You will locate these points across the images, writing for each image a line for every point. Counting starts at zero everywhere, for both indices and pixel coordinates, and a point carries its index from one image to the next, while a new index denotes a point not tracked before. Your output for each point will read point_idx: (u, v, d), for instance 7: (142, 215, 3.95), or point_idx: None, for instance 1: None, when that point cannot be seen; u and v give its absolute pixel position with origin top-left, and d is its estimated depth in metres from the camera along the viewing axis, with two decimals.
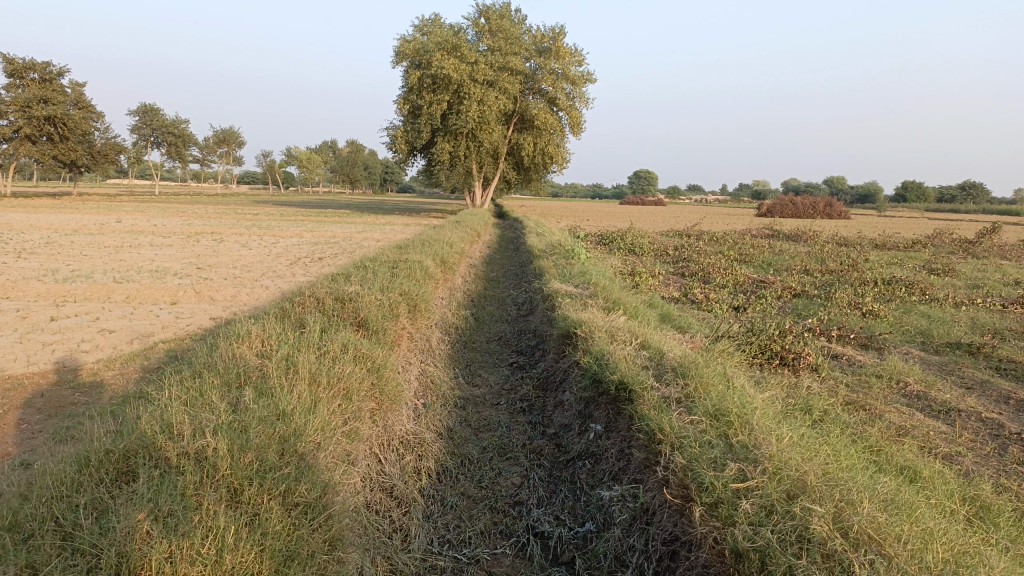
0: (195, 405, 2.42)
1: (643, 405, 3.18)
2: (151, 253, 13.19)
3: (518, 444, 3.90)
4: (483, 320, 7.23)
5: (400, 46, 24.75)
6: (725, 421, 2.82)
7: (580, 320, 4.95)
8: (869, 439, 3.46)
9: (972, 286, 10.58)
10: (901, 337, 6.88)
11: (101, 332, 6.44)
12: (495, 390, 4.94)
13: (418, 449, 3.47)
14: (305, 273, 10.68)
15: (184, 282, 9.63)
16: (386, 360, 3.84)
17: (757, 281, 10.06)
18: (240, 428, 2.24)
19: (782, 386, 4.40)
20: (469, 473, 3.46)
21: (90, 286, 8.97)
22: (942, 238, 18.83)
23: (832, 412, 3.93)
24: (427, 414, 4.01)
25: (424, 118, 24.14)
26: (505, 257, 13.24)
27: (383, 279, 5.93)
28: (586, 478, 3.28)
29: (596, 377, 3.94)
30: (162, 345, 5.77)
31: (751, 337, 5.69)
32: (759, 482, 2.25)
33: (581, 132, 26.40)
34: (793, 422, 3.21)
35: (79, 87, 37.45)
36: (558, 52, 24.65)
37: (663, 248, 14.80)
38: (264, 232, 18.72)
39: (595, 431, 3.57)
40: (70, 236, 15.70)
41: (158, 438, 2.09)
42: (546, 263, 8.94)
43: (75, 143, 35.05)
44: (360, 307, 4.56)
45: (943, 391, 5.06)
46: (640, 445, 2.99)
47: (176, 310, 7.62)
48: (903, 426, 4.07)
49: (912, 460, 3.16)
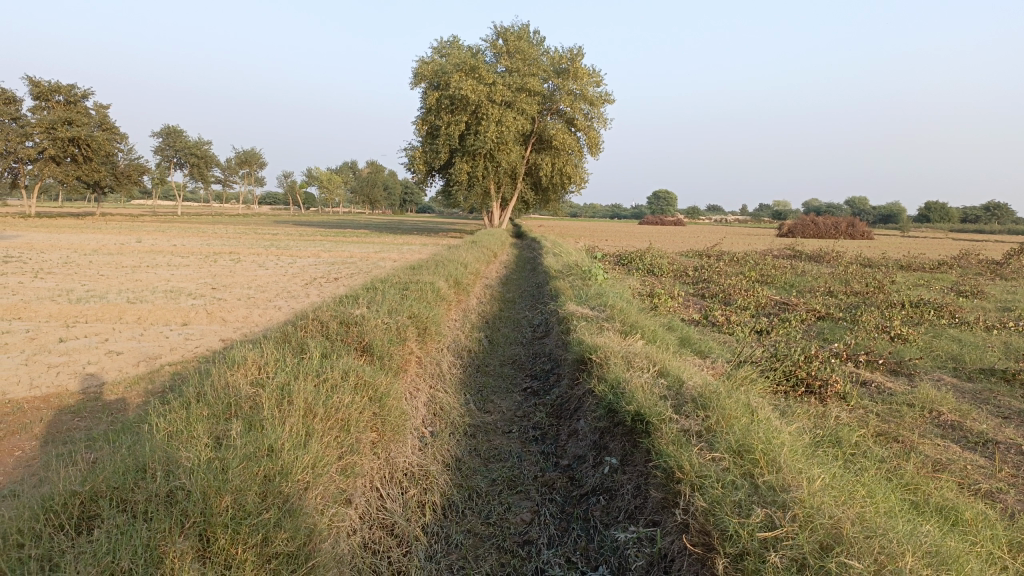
0: (177, 440, 2.26)
1: (661, 439, 2.97)
2: (167, 273, 13.18)
3: (530, 477, 3.70)
4: (498, 343, 7.06)
5: (418, 68, 24.80)
6: (749, 458, 2.61)
7: (595, 345, 4.74)
8: (905, 476, 3.22)
9: (1002, 308, 10.27)
10: (931, 363, 6.62)
11: (109, 355, 6.31)
12: (507, 417, 4.74)
13: (423, 482, 3.28)
14: (319, 293, 10.57)
15: (197, 302, 9.55)
16: (390, 387, 3.65)
17: (780, 302, 9.81)
18: (221, 468, 2.07)
19: (808, 416, 4.18)
20: (477, 509, 3.25)
21: (103, 307, 8.90)
22: (970, 259, 18.44)
23: (862, 447, 3.70)
24: (434, 443, 3.82)
25: (442, 138, 24.17)
26: (522, 277, 13.08)
27: (393, 302, 5.77)
28: (600, 515, 3.07)
29: (611, 408, 3.74)
30: (167, 368, 5.62)
31: (775, 363, 5.46)
32: (789, 532, 2.04)
33: (600, 153, 26.28)
34: (822, 459, 2.99)
35: (103, 109, 37.96)
36: (576, 73, 24.61)
37: (683, 269, 14.59)
38: (281, 252, 18.75)
39: (610, 465, 3.36)
40: (88, 256, 15.76)
41: (127, 479, 1.92)
42: (563, 284, 8.77)
43: (99, 164, 35.46)
44: (365, 331, 4.39)
45: (978, 421, 4.80)
46: (657, 484, 2.78)
47: (187, 331, 7.49)
48: (938, 460, 3.83)
49: (950, 500, 2.94)
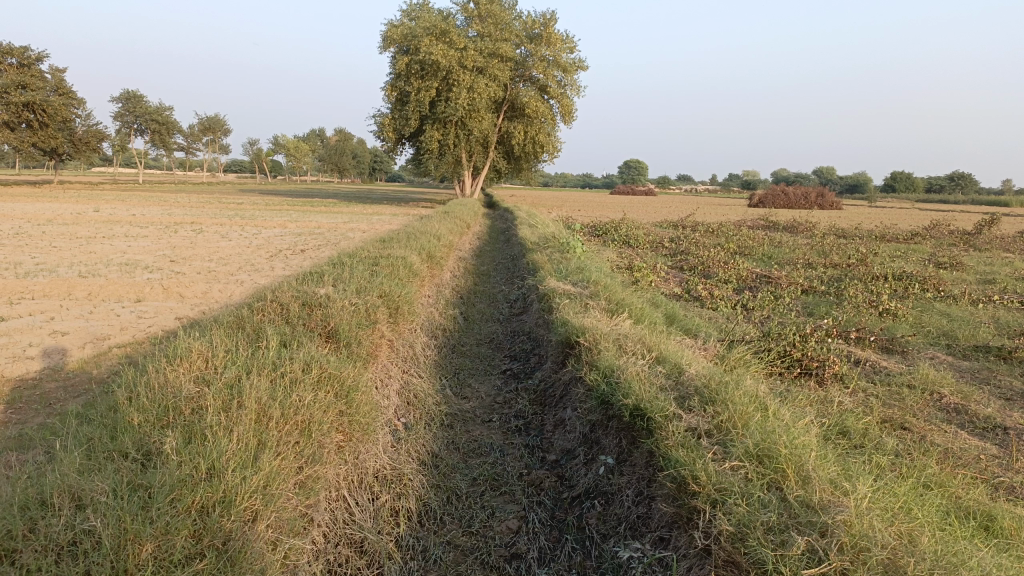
0: (96, 465, 1.86)
1: (665, 440, 2.64)
2: (124, 244, 12.56)
3: (514, 475, 3.34)
4: (474, 320, 6.69)
5: (387, 32, 23.99)
6: (774, 467, 2.28)
7: (582, 326, 4.37)
8: (927, 473, 2.91)
9: (984, 280, 10.10)
10: (924, 340, 6.37)
11: (53, 336, 5.80)
12: (487, 403, 4.38)
13: (397, 486, 2.92)
14: (284, 267, 10.11)
15: (153, 276, 9.02)
16: (358, 379, 3.24)
17: (761, 275, 9.55)
18: (145, 502, 1.68)
19: (810, 403, 3.88)
20: (458, 514, 2.89)
21: (50, 282, 8.32)
22: (941, 230, 18.36)
23: (874, 438, 3.41)
24: (409, 438, 3.45)
25: (412, 105, 23.50)
26: (495, 249, 12.74)
27: (360, 279, 5.33)
28: (596, 524, 2.72)
29: (605, 399, 3.39)
30: (116, 351, 5.14)
31: (769, 342, 5.15)
32: (838, 568, 1.74)
33: (572, 121, 25.77)
34: (845, 462, 2.64)
35: (60, 72, 36.52)
36: (549, 39, 24.00)
37: (659, 240, 14.29)
38: (245, 222, 18.11)
39: (604, 464, 3.02)
40: (41, 226, 14.99)
41: (20, 521, 1.53)
42: (541, 257, 8.40)
43: (55, 130, 34.06)
44: (331, 314, 3.97)
45: (983, 404, 4.52)
46: (666, 495, 2.43)
47: (140, 309, 7.01)
48: (951, 451, 3.54)
49: (982, 502, 2.65)
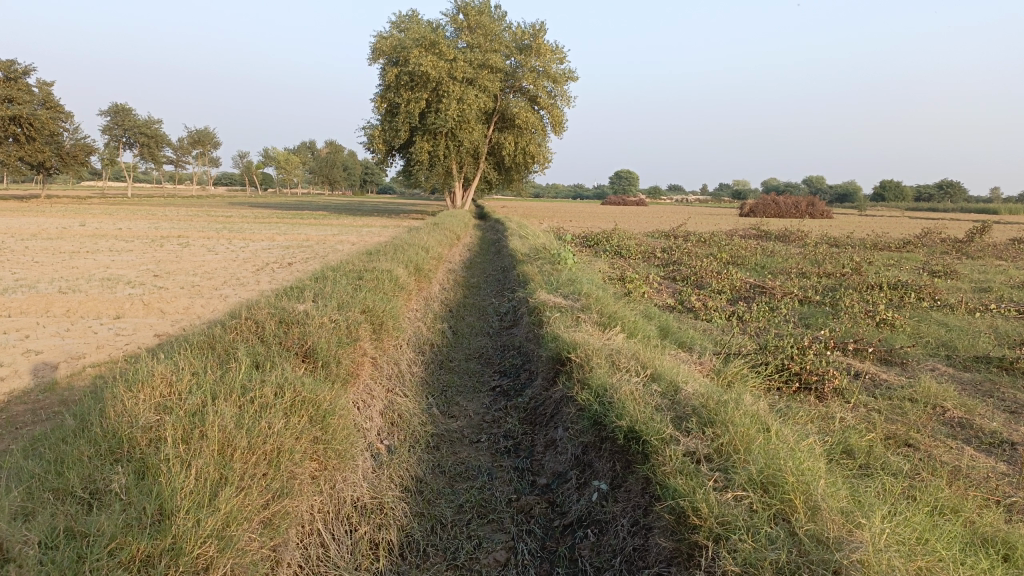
0: (29, 512, 1.67)
1: (662, 465, 2.46)
2: (107, 259, 12.32)
3: (503, 501, 3.16)
4: (463, 334, 6.50)
5: (377, 43, 23.87)
6: (779, 495, 2.12)
7: (573, 341, 4.19)
8: (939, 497, 2.74)
9: (979, 289, 9.96)
10: (923, 351, 6.21)
11: (25, 354, 5.59)
12: (476, 423, 4.19)
13: (377, 516, 2.74)
14: (270, 281, 9.91)
15: (135, 291, 8.82)
16: (335, 401, 3.06)
17: (754, 285, 9.38)
18: (81, 557, 1.50)
19: (811, 419, 3.71)
20: (442, 545, 2.71)
21: (28, 298, 8.10)
22: (932, 238, 18.31)
23: (881, 458, 3.23)
24: (391, 463, 3.27)
25: (402, 116, 23.32)
26: (485, 261, 12.57)
27: (343, 294, 5.14)
28: (590, 556, 2.55)
29: (597, 420, 3.21)
30: (90, 370, 4.94)
31: (766, 356, 4.99)
32: None
33: (563, 131, 25.69)
34: (853, 487, 2.48)
35: (47, 87, 36.25)
36: (539, 49, 23.91)
37: (650, 250, 14.16)
38: (233, 235, 17.90)
39: (598, 490, 2.84)
40: (24, 242, 14.72)
41: None
42: (531, 269, 8.23)
43: (42, 144, 33.75)
44: (308, 332, 3.78)
45: (988, 418, 4.35)
46: (663, 528, 2.26)
47: (118, 325, 6.81)
48: (959, 469, 3.36)
49: (998, 527, 2.49)
